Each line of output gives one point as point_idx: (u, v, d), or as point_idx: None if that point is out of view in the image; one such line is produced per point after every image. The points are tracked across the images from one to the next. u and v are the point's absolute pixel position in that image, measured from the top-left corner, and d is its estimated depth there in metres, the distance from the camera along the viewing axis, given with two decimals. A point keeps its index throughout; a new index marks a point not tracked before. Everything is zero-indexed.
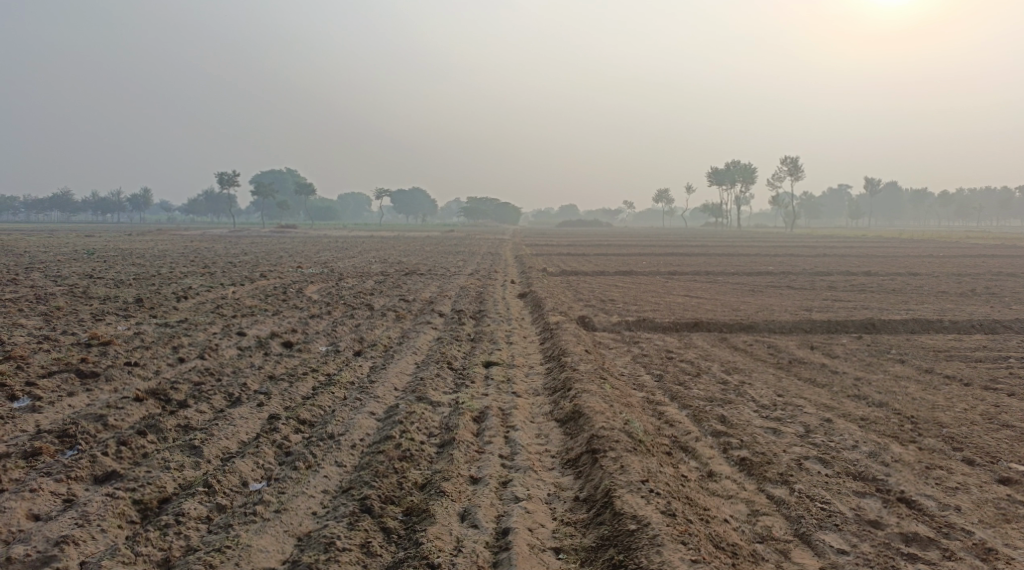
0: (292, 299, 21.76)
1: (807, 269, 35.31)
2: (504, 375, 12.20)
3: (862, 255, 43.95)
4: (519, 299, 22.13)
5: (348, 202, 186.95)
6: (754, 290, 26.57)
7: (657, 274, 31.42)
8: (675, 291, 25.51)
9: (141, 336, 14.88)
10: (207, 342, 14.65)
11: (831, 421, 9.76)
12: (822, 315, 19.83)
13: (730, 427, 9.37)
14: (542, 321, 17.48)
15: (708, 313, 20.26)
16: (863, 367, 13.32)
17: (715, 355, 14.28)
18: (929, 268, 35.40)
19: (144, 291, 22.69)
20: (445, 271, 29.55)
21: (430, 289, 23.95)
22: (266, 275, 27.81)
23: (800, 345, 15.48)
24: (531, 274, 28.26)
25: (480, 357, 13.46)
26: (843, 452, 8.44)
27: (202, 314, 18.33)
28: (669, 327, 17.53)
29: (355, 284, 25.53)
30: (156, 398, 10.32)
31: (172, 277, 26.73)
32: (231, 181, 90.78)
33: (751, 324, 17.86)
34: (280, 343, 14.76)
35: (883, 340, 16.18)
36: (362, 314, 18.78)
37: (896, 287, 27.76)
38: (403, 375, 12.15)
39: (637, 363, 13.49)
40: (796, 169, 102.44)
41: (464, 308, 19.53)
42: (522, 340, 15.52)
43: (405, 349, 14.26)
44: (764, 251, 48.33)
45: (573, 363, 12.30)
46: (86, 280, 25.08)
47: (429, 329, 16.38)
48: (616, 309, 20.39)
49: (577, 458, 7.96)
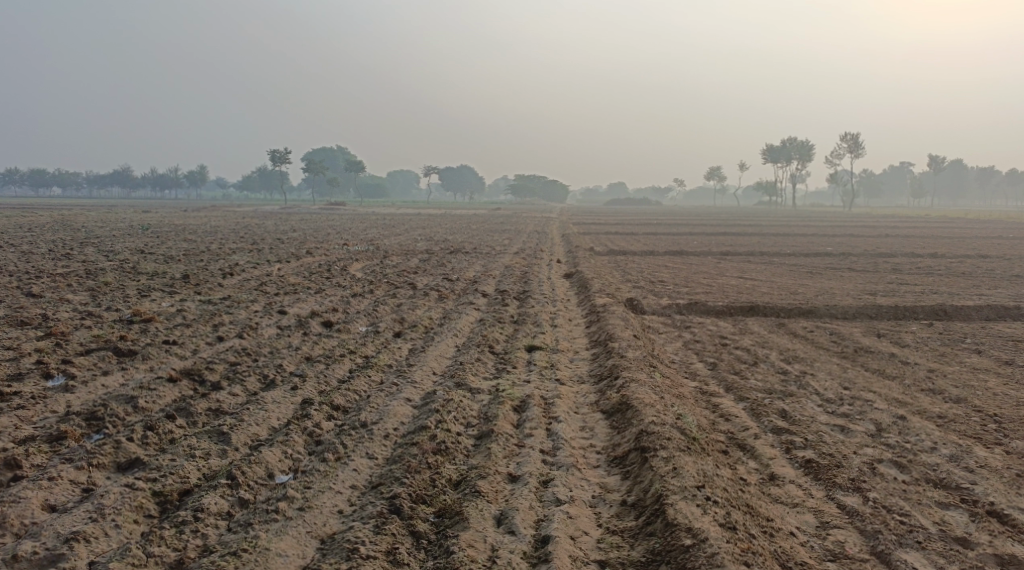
0: (336, 277, 21.37)
1: (868, 250, 34.07)
2: (548, 360, 11.58)
3: (924, 236, 42.35)
4: (566, 280, 21.46)
5: (399, 180, 187.18)
6: (812, 272, 25.57)
7: (709, 255, 30.46)
8: (729, 273, 24.60)
9: (182, 314, 14.52)
10: (247, 321, 14.24)
11: (904, 419, 8.97)
12: (887, 300, 18.87)
13: (793, 424, 8.64)
14: (590, 302, 16.82)
15: (764, 296, 19.39)
16: (936, 358, 12.45)
17: (773, 342, 13.52)
18: (996, 251, 33.85)
19: (190, 267, 22.47)
20: (492, 249, 29.00)
21: (476, 268, 23.39)
22: (312, 252, 27.55)
23: (865, 332, 14.62)
24: (579, 254, 27.56)
25: (524, 340, 12.87)
26: (921, 456, 7.69)
27: (245, 291, 18.02)
28: (723, 311, 16.74)
29: (400, 262, 25.11)
30: (190, 378, 9.86)
31: (219, 254, 26.54)
32: (283, 158, 91.22)
33: (811, 308, 16.99)
34: (320, 323, 14.31)
35: (955, 328, 15.24)
36: (405, 293, 18.30)
37: (963, 270, 26.50)
38: (443, 358, 11.62)
39: (689, 350, 12.77)
40: (858, 147, 99.78)
41: (510, 288, 18.92)
42: (569, 324, 14.87)
43: (446, 331, 13.73)
44: (820, 231, 46.91)
45: (621, 349, 11.63)
46: (135, 255, 25.04)
47: (472, 310, 15.83)
48: (666, 291, 19.66)
49: (624, 456, 7.32)
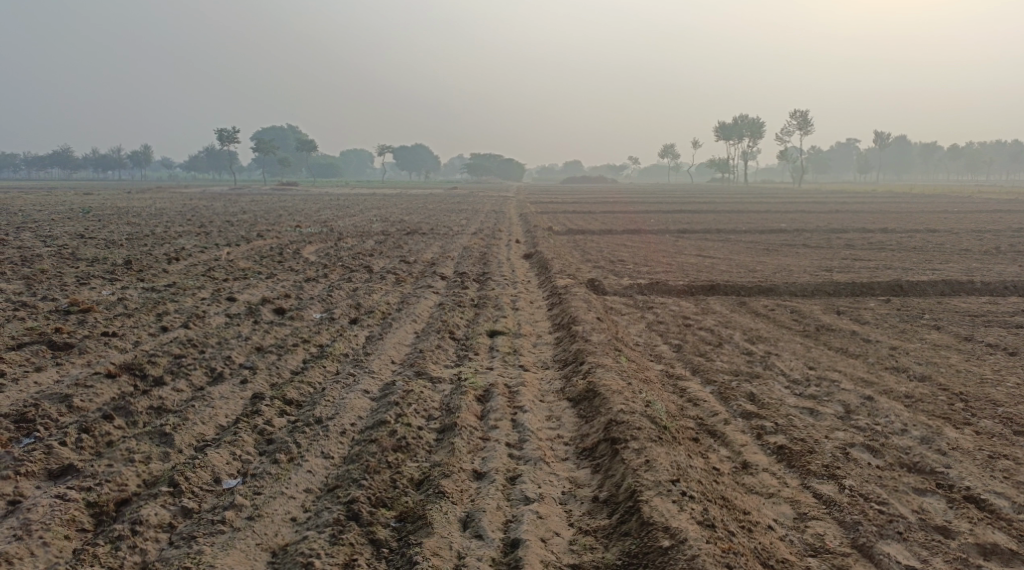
0: (289, 260, 20.83)
1: (822, 225, 34.28)
2: (510, 346, 11.28)
3: (874, 211, 42.78)
4: (525, 260, 21.14)
5: (351, 159, 184.98)
6: (769, 249, 25.58)
7: (666, 233, 30.35)
8: (687, 251, 24.48)
9: (124, 303, 13.95)
10: (195, 309, 13.71)
11: (873, 400, 8.84)
12: (845, 276, 18.87)
13: (762, 407, 8.45)
14: (550, 284, 16.54)
15: (723, 274, 19.30)
16: (898, 335, 12.39)
17: (736, 322, 13.37)
18: (947, 225, 34.22)
19: (135, 252, 21.76)
20: (447, 230, 28.56)
21: (432, 250, 22.96)
22: (263, 235, 26.89)
23: (826, 309, 14.55)
24: (536, 233, 27.27)
25: (484, 325, 12.54)
26: (893, 439, 7.54)
27: (192, 277, 17.42)
28: (684, 291, 16.58)
29: (354, 245, 24.57)
30: (131, 373, 9.41)
31: (166, 238, 25.77)
32: (231, 136, 89.43)
33: (771, 286, 16.90)
34: (272, 311, 13.83)
35: (914, 303, 15.24)
36: (360, 277, 17.85)
37: (917, 245, 26.69)
38: (401, 346, 11.26)
39: (653, 332, 12.56)
40: (807, 124, 100.75)
41: (468, 270, 18.56)
42: (529, 306, 14.57)
43: (404, 316, 13.36)
44: (774, 207, 47.13)
45: (584, 333, 11.37)
46: (77, 241, 24.18)
47: (430, 294, 15.46)
48: (626, 271, 19.46)
49: (593, 448, 7.07)
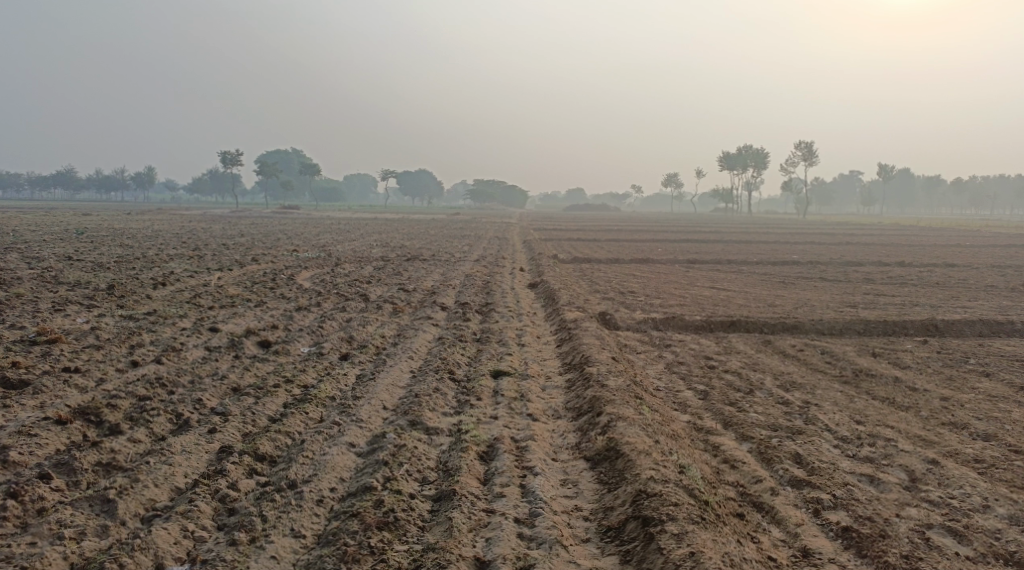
0: (281, 287, 19.67)
1: (836, 258, 33.09)
2: (518, 390, 10.05)
3: (885, 244, 41.67)
4: (530, 291, 19.97)
5: (355, 183, 184.34)
6: (785, 282, 24.39)
7: (676, 263, 29.17)
8: (700, 282, 23.29)
9: (95, 332, 12.78)
10: (171, 341, 12.55)
11: (940, 465, 7.61)
12: (872, 313, 17.65)
13: (814, 474, 7.26)
14: (558, 317, 15.34)
15: (742, 309, 18.11)
16: (945, 383, 11.17)
17: (764, 364, 12.16)
18: (964, 259, 33.01)
19: (120, 276, 20.63)
20: (449, 257, 27.38)
21: (433, 277, 21.79)
22: (257, 259, 25.72)
23: (859, 351, 13.33)
24: (541, 262, 26.11)
25: (488, 364, 11.33)
26: (975, 519, 6.37)
27: (174, 305, 16.23)
28: (702, 327, 15.38)
29: (352, 271, 23.42)
30: (84, 420, 8.24)
31: (155, 261, 24.63)
32: (234, 160, 88.70)
33: (796, 323, 15.68)
34: (256, 344, 12.64)
35: (953, 345, 14.04)
36: (355, 306, 16.67)
37: (938, 279, 25.51)
38: (394, 388, 10.07)
39: (674, 375, 11.33)
40: (811, 155, 99.97)
41: (471, 300, 17.38)
42: (537, 343, 13.38)
43: (400, 352, 12.18)
44: (783, 238, 46.01)
45: (600, 377, 10.13)
46: (62, 263, 23.02)
47: (429, 326, 14.28)
48: (638, 304, 18.28)
49: (619, 527, 6.00)
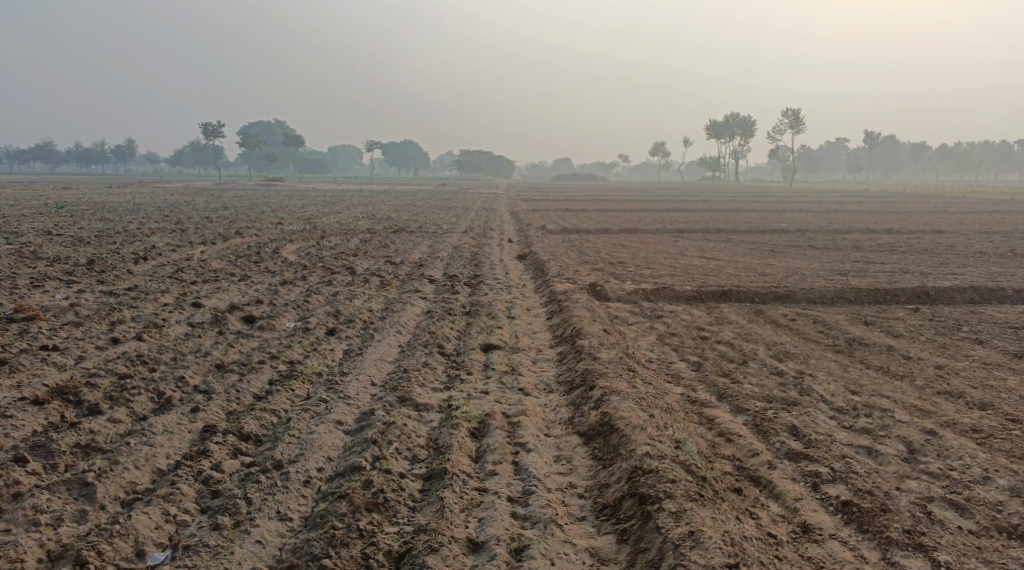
0: (266, 260, 19.43)
1: (823, 226, 33.00)
2: (508, 364, 9.88)
3: (871, 212, 41.66)
4: (519, 262, 19.79)
5: (340, 155, 183.06)
6: (774, 250, 24.26)
7: (665, 232, 29.01)
8: (689, 252, 23.13)
9: (74, 308, 12.56)
10: (153, 317, 12.34)
11: (938, 436, 7.49)
12: (862, 281, 17.54)
13: (811, 447, 7.13)
14: (547, 289, 15.17)
15: (732, 278, 17.98)
16: (939, 351, 11.07)
17: (756, 334, 12.03)
18: (952, 226, 32.95)
19: (101, 251, 20.35)
20: (436, 229, 27.14)
21: (420, 249, 21.57)
22: (241, 232, 25.42)
23: (851, 320, 13.21)
24: (529, 233, 25.90)
25: (477, 338, 11.15)
26: (976, 491, 6.25)
27: (156, 280, 15.98)
28: (693, 297, 15.24)
29: (338, 244, 23.17)
30: (63, 399, 8.15)
31: (137, 235, 24.31)
32: (217, 131, 87.83)
33: (787, 292, 15.55)
34: (240, 320, 12.43)
35: (944, 313, 13.94)
36: (341, 279, 16.46)
37: (927, 246, 25.42)
38: (382, 363, 9.90)
39: (666, 347, 11.19)
40: (797, 123, 99.68)
41: (459, 273, 17.19)
42: (526, 315, 13.21)
43: (387, 327, 12.01)
44: (770, 206, 45.89)
45: (592, 349, 9.98)
46: (42, 238, 22.69)
47: (417, 300, 14.08)
48: (627, 274, 18.13)
49: (614, 505, 5.90)
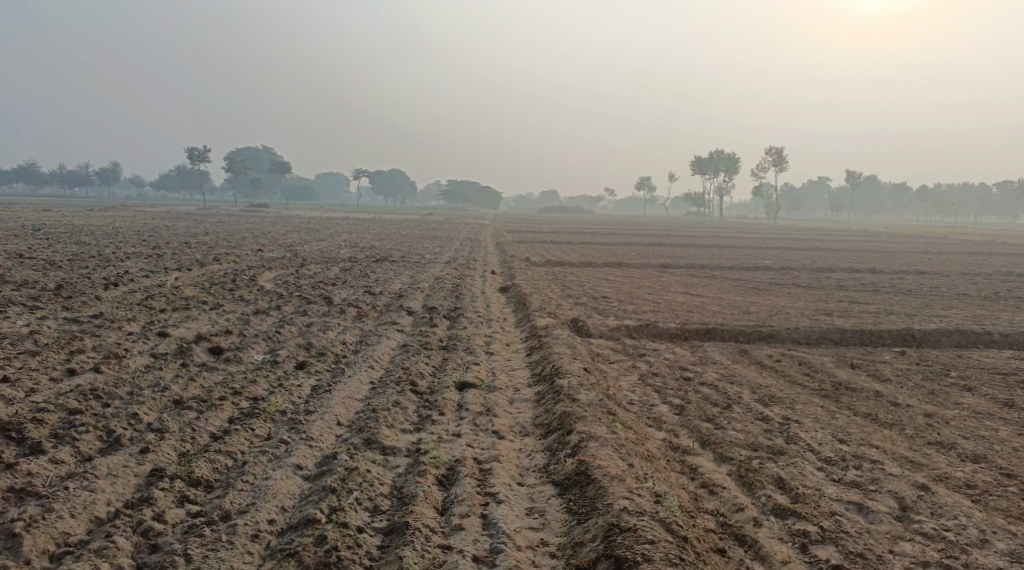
0: (241, 289, 18.94)
1: (810, 264, 32.71)
2: (483, 404, 9.45)
3: (858, 250, 41.40)
4: (500, 295, 19.39)
5: (327, 182, 182.71)
6: (760, 288, 23.92)
7: (649, 267, 28.66)
8: (674, 288, 22.78)
9: (33, 336, 12.07)
10: (115, 347, 11.86)
11: (932, 492, 7.12)
12: (849, 322, 17.19)
13: (798, 502, 6.76)
14: (528, 324, 14.75)
15: (717, 316, 17.62)
16: (930, 398, 10.71)
17: (741, 376, 11.66)
18: (938, 266, 32.73)
19: (71, 275, 19.81)
20: (419, 259, 26.72)
21: (400, 280, 21.13)
22: (219, 259, 24.92)
23: (838, 362, 12.85)
24: (513, 264, 25.50)
25: (452, 375, 10.71)
26: (975, 560, 6.02)
27: (124, 307, 15.51)
28: (676, 335, 14.87)
29: (317, 272, 22.72)
30: (5, 437, 7.69)
31: (112, 260, 23.77)
32: (203, 156, 87.30)
33: (772, 332, 15.19)
34: (206, 351, 11.97)
35: (934, 357, 13.59)
36: (316, 310, 16.02)
37: (913, 287, 25.16)
38: (351, 401, 9.47)
39: (648, 388, 10.79)
40: (783, 160, 99.98)
41: (438, 305, 16.76)
42: (505, 351, 12.80)
43: (360, 361, 11.58)
44: (756, 242, 45.72)
45: (570, 390, 9.57)
46: (14, 261, 22.14)
47: (393, 333, 13.65)
48: (610, 310, 17.75)
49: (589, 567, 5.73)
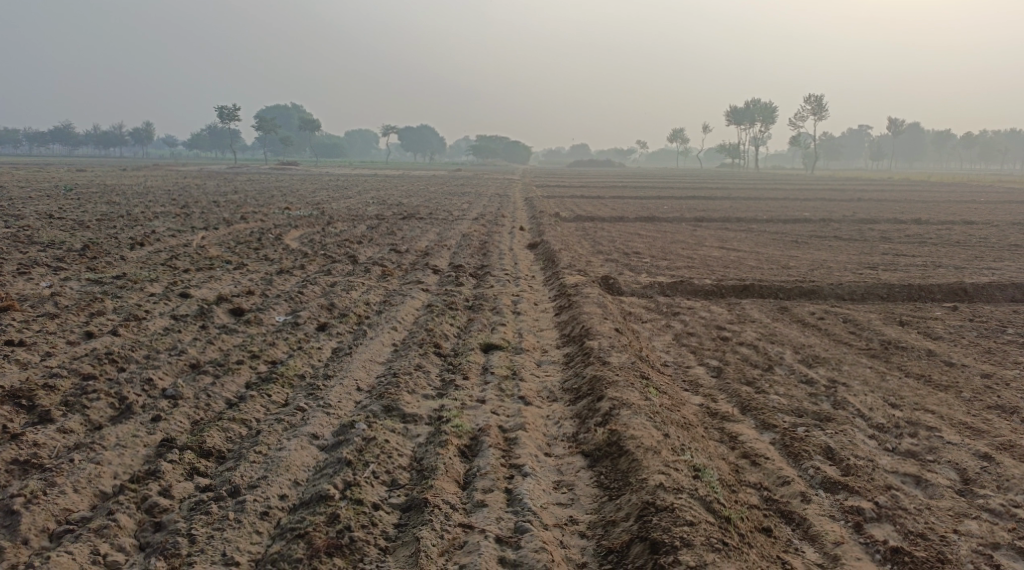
0: (266, 247, 18.61)
1: (850, 215, 31.77)
2: (510, 368, 8.99)
3: (898, 201, 40.21)
4: (530, 252, 18.87)
5: (357, 139, 182.22)
6: (798, 241, 23.16)
7: (682, 221, 27.98)
8: (708, 242, 22.12)
9: (53, 298, 11.76)
10: (136, 309, 11.52)
11: (996, 462, 6.56)
12: (893, 276, 16.46)
13: (849, 475, 6.25)
14: (557, 282, 14.23)
15: (754, 271, 16.97)
16: (986, 357, 10.06)
17: (781, 335, 11.07)
18: (982, 216, 31.66)
19: (98, 236, 19.60)
20: (447, 215, 26.25)
21: (427, 237, 20.69)
22: (247, 217, 24.61)
23: (885, 319, 12.20)
24: (542, 220, 24.93)
25: (478, 337, 10.25)
26: None
27: (148, 267, 15.19)
28: (712, 292, 14.28)
29: (344, 230, 22.33)
30: (14, 404, 7.35)
31: (140, 219, 23.55)
32: (233, 115, 87.12)
33: (813, 287, 14.53)
34: (227, 313, 11.60)
35: (986, 313, 12.88)
36: (341, 268, 15.61)
37: (957, 239, 24.28)
38: (372, 365, 9.04)
39: (683, 349, 10.25)
40: (820, 109, 97.76)
41: (465, 263, 16.28)
42: (534, 311, 12.31)
43: (383, 322, 11.15)
44: (790, 194, 44.71)
45: (601, 353, 9.06)
46: (42, 221, 21.97)
47: (418, 292, 13.20)
48: (643, 266, 17.16)
49: (622, 550, 5.26)
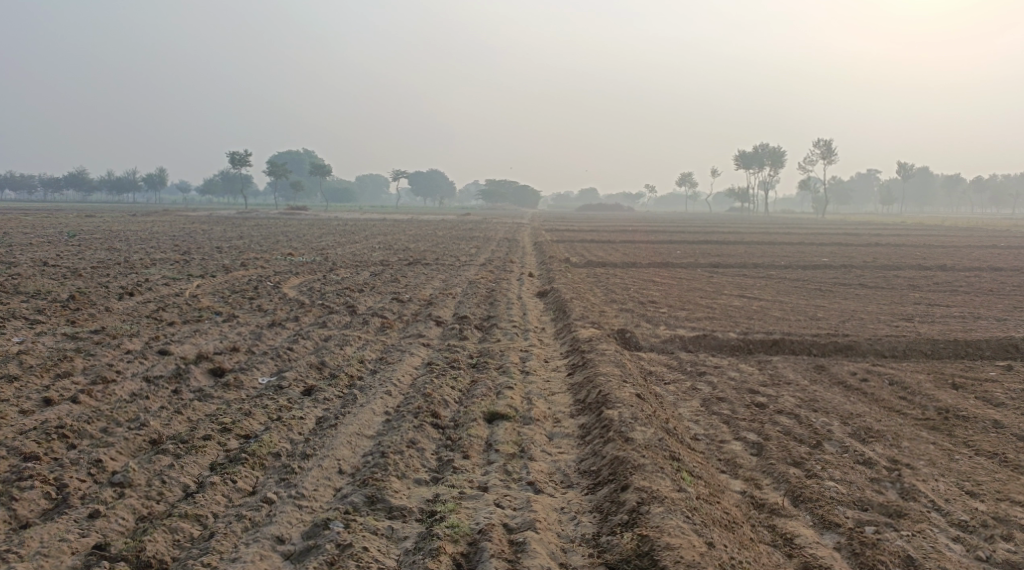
0: (262, 297, 17.50)
1: (874, 261, 30.56)
2: (517, 444, 7.73)
3: (919, 246, 38.90)
4: (540, 301, 17.72)
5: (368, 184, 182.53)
6: (824, 289, 21.91)
7: (698, 267, 26.82)
8: (728, 290, 20.88)
9: (18, 357, 10.62)
10: (106, 370, 10.35)
11: None
12: (934, 329, 15.17)
13: None
14: (570, 335, 13.04)
15: (782, 324, 15.72)
16: None
17: (824, 401, 9.81)
18: (1008, 263, 30.33)
19: (88, 285, 18.56)
20: (454, 261, 25.17)
21: (432, 285, 19.56)
22: (247, 264, 23.57)
23: (936, 382, 10.93)
24: (553, 266, 23.80)
25: (482, 404, 9.01)
26: None
27: (132, 320, 14.08)
28: (738, 348, 13.04)
29: (347, 277, 21.27)
30: None
31: (136, 266, 22.54)
32: (244, 160, 87.00)
33: (849, 343, 13.27)
34: (206, 373, 10.42)
35: None
36: (337, 320, 14.47)
37: (990, 287, 22.94)
38: (358, 440, 7.82)
39: (715, 419, 8.99)
40: (831, 153, 97.07)
41: (471, 314, 15.10)
42: (544, 370, 11.11)
43: (377, 385, 9.94)
44: (806, 239, 43.44)
45: (623, 428, 7.79)
46: (34, 269, 20.96)
47: (418, 348, 12.02)
48: (661, 317, 15.97)
49: None
